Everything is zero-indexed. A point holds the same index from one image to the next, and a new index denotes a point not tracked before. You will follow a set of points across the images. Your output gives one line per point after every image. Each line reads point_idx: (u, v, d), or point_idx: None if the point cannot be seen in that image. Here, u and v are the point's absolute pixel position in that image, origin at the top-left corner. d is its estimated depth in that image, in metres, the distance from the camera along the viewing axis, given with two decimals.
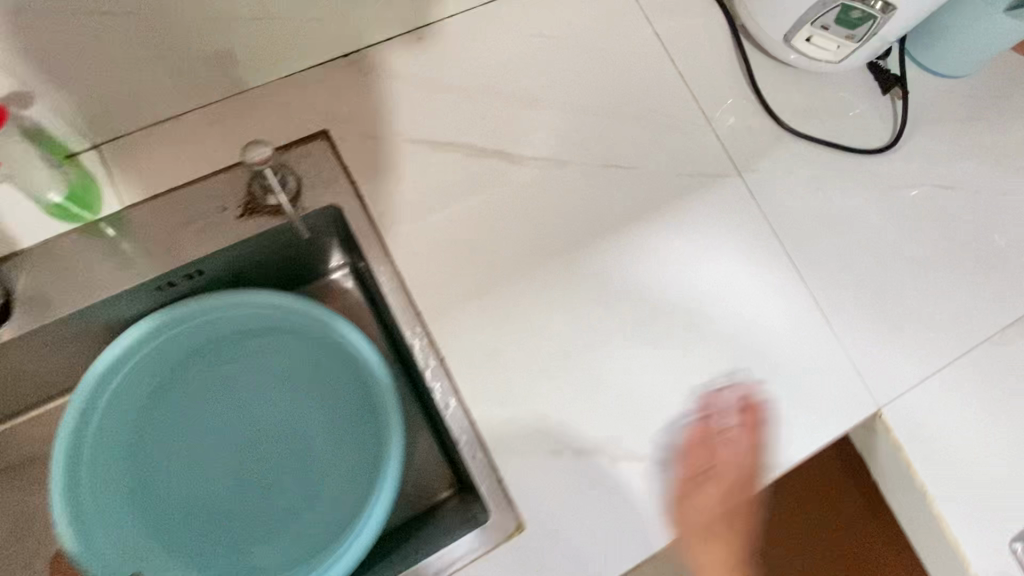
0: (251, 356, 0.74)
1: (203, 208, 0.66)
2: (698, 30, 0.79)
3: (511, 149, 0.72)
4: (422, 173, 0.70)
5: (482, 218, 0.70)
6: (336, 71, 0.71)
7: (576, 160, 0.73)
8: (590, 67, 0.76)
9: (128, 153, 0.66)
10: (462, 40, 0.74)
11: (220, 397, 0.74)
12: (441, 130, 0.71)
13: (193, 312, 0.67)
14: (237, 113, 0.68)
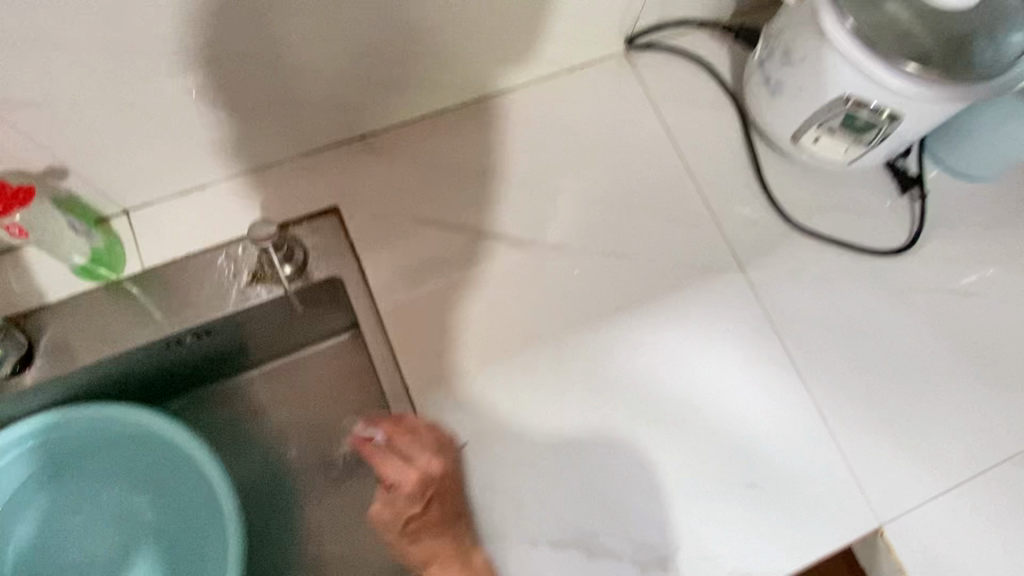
0: (123, 454, 0.78)
1: (215, 272, 0.70)
2: (707, 124, 0.80)
3: (510, 233, 0.75)
4: (422, 252, 0.73)
5: (476, 296, 0.72)
6: (352, 152, 0.76)
7: (574, 246, 0.75)
8: (595, 157, 0.78)
9: (152, 218, 0.71)
10: (473, 128, 0.79)
11: (86, 487, 0.79)
12: (444, 211, 0.75)
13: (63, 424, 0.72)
14: (256, 187, 0.74)
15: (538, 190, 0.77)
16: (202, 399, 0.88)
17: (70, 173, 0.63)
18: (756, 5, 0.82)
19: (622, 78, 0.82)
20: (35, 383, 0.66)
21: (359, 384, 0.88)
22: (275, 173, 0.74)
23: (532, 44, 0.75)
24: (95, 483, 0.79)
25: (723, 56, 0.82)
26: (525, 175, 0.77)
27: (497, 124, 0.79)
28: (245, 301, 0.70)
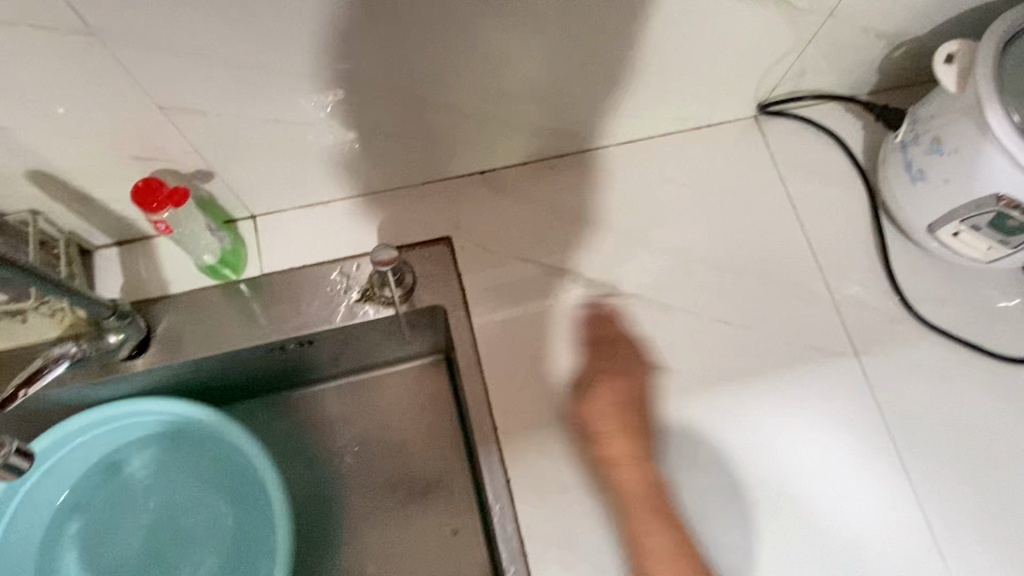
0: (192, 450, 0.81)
1: (327, 286, 0.72)
2: (833, 200, 0.78)
3: (618, 286, 0.74)
4: (527, 293, 0.73)
5: (576, 345, 0.71)
6: (470, 185, 0.77)
7: (682, 308, 0.73)
8: (712, 221, 0.77)
9: (277, 226, 0.74)
10: (591, 176, 0.78)
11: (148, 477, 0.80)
12: (554, 256, 0.75)
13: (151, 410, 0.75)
14: (376, 208, 0.75)
15: (651, 246, 0.75)
16: (284, 402, 0.90)
17: (215, 180, 0.65)
18: (899, 85, 0.79)
19: (749, 143, 0.80)
20: (145, 370, 0.69)
21: (436, 410, 0.89)
22: (395, 197, 0.76)
23: (666, 100, 0.74)
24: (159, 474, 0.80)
25: (857, 133, 0.80)
26: (638, 229, 0.76)
27: (616, 175, 0.79)
28: (352, 317, 0.71)
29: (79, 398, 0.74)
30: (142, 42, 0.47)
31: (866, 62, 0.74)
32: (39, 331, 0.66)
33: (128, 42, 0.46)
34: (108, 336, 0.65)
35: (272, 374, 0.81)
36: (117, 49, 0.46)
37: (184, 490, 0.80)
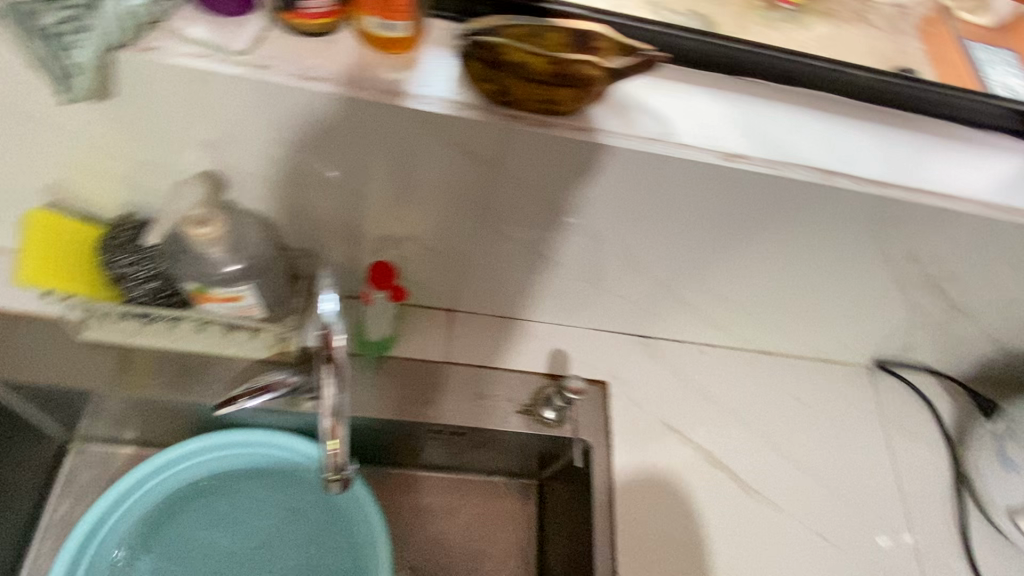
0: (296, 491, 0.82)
1: (497, 391, 0.80)
2: (923, 458, 0.89)
3: (742, 475, 0.82)
4: (663, 452, 0.81)
5: (695, 514, 0.78)
6: (630, 343, 0.87)
7: (787, 513, 0.81)
8: (826, 440, 0.87)
9: (465, 325, 0.84)
10: (731, 367, 0.89)
11: (249, 493, 0.82)
12: (688, 426, 0.84)
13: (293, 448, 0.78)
14: (550, 336, 0.86)
15: (772, 449, 0.85)
16: (375, 477, 0.90)
17: (452, 275, 0.75)
18: (994, 379, 0.93)
19: (860, 384, 0.92)
20: (314, 412, 0.75)
21: (512, 528, 0.91)
22: (567, 332, 0.86)
23: (810, 329, 0.87)
24: (258, 495, 0.82)
25: (949, 407, 0.93)
26: (762, 428, 0.86)
27: (750, 374, 0.89)
28: (512, 426, 0.79)
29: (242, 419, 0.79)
30: (515, 177, 0.58)
31: (976, 354, 0.89)
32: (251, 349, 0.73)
33: (502, 179, 0.59)
34: (317, 373, 0.72)
35: (401, 448, 0.85)
36: (494, 179, 0.59)
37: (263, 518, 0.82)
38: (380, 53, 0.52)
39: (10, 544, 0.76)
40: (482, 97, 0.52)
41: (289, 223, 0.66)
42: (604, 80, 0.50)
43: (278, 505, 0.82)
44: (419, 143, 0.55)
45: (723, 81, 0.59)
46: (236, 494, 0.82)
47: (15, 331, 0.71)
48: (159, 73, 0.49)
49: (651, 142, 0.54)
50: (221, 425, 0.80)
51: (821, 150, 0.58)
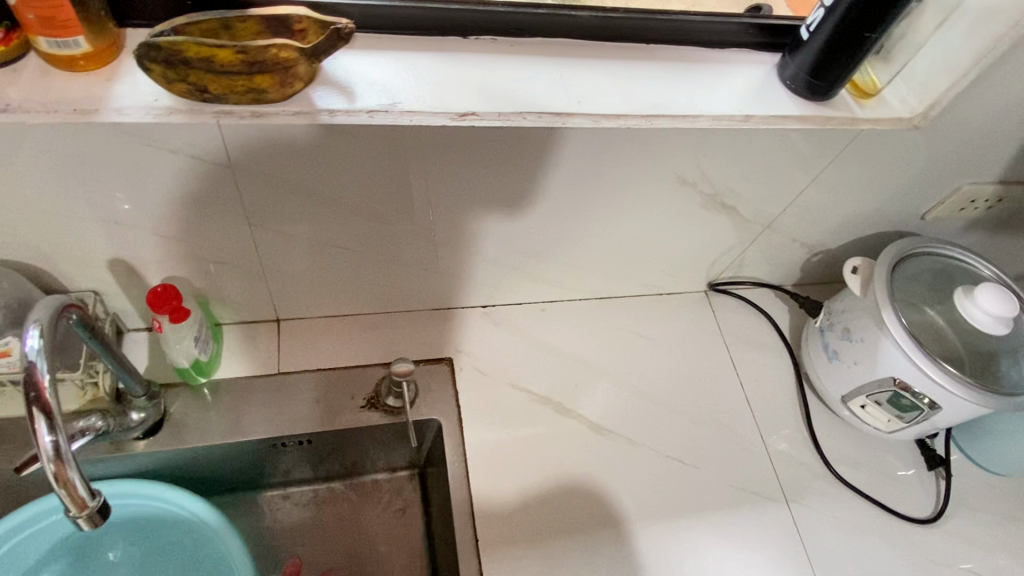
0: (155, 534, 0.78)
1: (336, 391, 0.79)
2: (768, 366, 0.93)
3: (595, 419, 0.84)
4: (515, 414, 0.82)
5: (552, 467, 0.80)
6: (470, 316, 0.89)
7: (643, 445, 0.83)
8: (674, 369, 0.90)
9: (298, 332, 0.83)
10: (574, 319, 0.91)
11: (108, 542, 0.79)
12: (537, 384, 0.85)
13: (138, 494, 0.74)
14: (388, 325, 0.86)
15: (622, 388, 0.87)
16: (247, 502, 0.88)
17: (259, 283, 0.74)
18: (818, 280, 0.99)
19: (700, 310, 0.96)
20: (147, 452, 0.73)
21: (399, 521, 0.89)
22: (404, 317, 0.87)
23: (639, 268, 0.90)
24: (116, 542, 0.79)
25: (785, 315, 0.98)
26: (610, 371, 0.88)
27: (594, 322, 0.92)
28: (357, 421, 0.78)
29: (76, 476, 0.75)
30: (262, 172, 0.58)
31: (794, 260, 0.94)
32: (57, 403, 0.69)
33: (251, 179, 0.58)
34: (131, 414, 0.70)
35: (262, 468, 0.84)
36: (243, 178, 0.58)
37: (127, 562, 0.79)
38: (74, 74, 0.51)
39: None
40: (185, 99, 0.51)
41: (57, 263, 0.64)
42: (304, 60, 0.51)
43: (133, 549, 0.79)
44: (145, 155, 0.54)
45: (453, 44, 0.60)
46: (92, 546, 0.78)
47: None
48: None
49: (378, 115, 0.55)
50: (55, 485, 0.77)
51: (556, 94, 0.60)
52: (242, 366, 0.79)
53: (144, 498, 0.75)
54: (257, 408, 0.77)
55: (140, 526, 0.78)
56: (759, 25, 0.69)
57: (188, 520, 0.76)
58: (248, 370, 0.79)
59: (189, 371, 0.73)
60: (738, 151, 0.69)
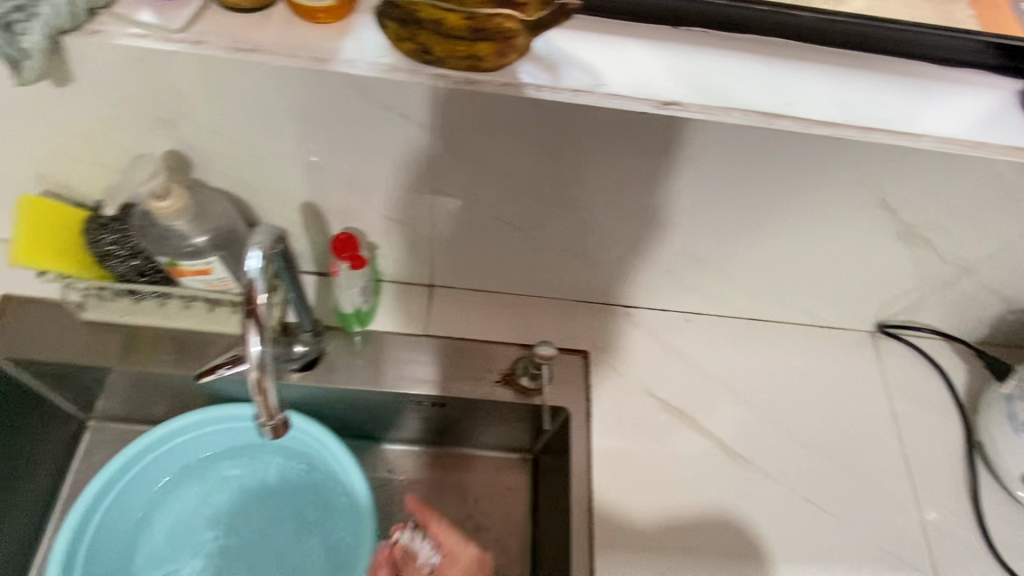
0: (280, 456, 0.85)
1: (474, 362, 0.81)
2: (932, 425, 0.84)
3: (729, 443, 0.80)
4: (646, 420, 0.80)
5: (677, 481, 0.77)
6: (613, 313, 0.87)
7: (778, 481, 0.78)
8: (822, 407, 0.84)
9: (445, 299, 0.85)
10: (721, 336, 0.87)
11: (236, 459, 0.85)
12: (672, 394, 0.82)
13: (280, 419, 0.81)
14: (531, 308, 0.86)
15: (763, 417, 0.82)
16: (369, 451, 0.93)
17: (422, 246, 0.77)
18: (1008, 341, 0.88)
19: (860, 350, 0.88)
20: (301, 385, 0.78)
21: (506, 501, 0.90)
22: (548, 303, 0.86)
23: (802, 293, 0.84)
24: (241, 459, 0.85)
25: (961, 373, 0.87)
26: (752, 395, 0.83)
27: (742, 342, 0.87)
28: (490, 395, 0.79)
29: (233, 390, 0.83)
30: (455, 137, 0.59)
31: (987, 313, 0.84)
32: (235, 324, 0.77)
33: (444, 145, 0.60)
34: (296, 345, 0.76)
35: (392, 421, 0.87)
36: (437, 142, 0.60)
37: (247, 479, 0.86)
38: (315, 25, 0.55)
39: (33, 511, 0.83)
40: (408, 59, 0.53)
41: (256, 199, 0.69)
42: (524, 32, 0.51)
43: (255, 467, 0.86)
44: (358, 109, 0.57)
45: (662, 33, 0.59)
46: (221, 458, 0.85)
47: (28, 315, 0.77)
48: (107, 53, 0.53)
49: (582, 94, 0.54)
50: (216, 399, 0.85)
51: (763, 95, 0.57)
52: (390, 322, 0.83)
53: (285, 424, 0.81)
54: (400, 364, 0.80)
55: (280, 451, 0.84)
56: (1005, 46, 0.61)
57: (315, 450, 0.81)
58: (397, 327, 0.82)
59: (349, 317, 0.78)
60: (954, 182, 0.62)
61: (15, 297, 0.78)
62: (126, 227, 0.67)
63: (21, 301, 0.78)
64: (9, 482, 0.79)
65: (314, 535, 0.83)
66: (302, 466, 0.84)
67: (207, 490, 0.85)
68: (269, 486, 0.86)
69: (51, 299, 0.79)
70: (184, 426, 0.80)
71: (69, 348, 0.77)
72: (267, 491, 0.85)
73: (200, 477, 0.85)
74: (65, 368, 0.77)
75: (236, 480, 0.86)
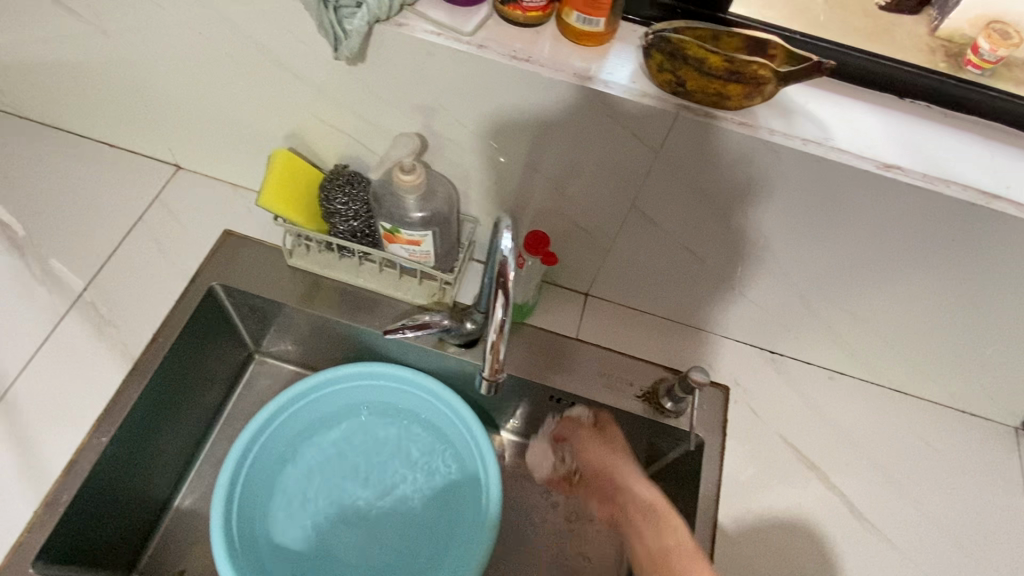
0: (413, 424, 0.91)
1: (619, 374, 0.85)
2: None
3: (857, 505, 0.80)
4: (777, 464, 0.82)
5: (802, 530, 0.78)
6: (756, 356, 0.89)
7: (903, 552, 0.78)
8: (958, 492, 0.83)
9: (598, 310, 0.90)
10: (859, 399, 0.88)
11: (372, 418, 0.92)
12: (806, 445, 0.84)
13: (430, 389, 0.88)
14: (678, 335, 0.89)
15: (895, 487, 0.82)
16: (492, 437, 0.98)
17: (597, 257, 0.82)
18: None
19: (1003, 444, 0.87)
20: (458, 358, 0.86)
21: None
22: (695, 334, 0.90)
23: (955, 375, 0.84)
24: (377, 419, 0.92)
25: None
26: (885, 464, 0.84)
27: (881, 411, 0.88)
28: (630, 408, 0.83)
29: (390, 354, 0.91)
30: (674, 164, 0.65)
31: None
32: (414, 294, 0.85)
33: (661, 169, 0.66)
34: (466, 322, 0.81)
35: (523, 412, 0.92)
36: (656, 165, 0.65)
37: (376, 439, 0.92)
38: (575, 45, 0.62)
39: (199, 425, 0.92)
40: (657, 87, 0.59)
41: (469, 187, 0.77)
42: (774, 81, 0.56)
43: (386, 430, 0.92)
44: (598, 125, 0.63)
45: (887, 101, 0.63)
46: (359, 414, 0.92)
47: (242, 251, 0.87)
48: (402, 43, 0.61)
49: (810, 144, 0.59)
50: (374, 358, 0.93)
51: (982, 174, 0.60)
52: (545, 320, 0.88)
53: (432, 395, 0.88)
54: (551, 361, 0.85)
55: (420, 418, 0.91)
56: None
57: (454, 425, 0.88)
58: (552, 326, 0.88)
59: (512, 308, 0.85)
60: None
61: (235, 234, 0.88)
62: (352, 186, 0.77)
63: (238, 237, 0.88)
64: (193, 395, 0.88)
65: (431, 502, 0.89)
66: (431, 437, 0.90)
67: (340, 440, 0.91)
68: (395, 449, 0.91)
69: (263, 241, 0.89)
70: (343, 377, 0.88)
71: (269, 286, 0.86)
72: (392, 454, 0.91)
73: (336, 428, 0.91)
74: (265, 303, 0.86)
75: (368, 437, 0.92)
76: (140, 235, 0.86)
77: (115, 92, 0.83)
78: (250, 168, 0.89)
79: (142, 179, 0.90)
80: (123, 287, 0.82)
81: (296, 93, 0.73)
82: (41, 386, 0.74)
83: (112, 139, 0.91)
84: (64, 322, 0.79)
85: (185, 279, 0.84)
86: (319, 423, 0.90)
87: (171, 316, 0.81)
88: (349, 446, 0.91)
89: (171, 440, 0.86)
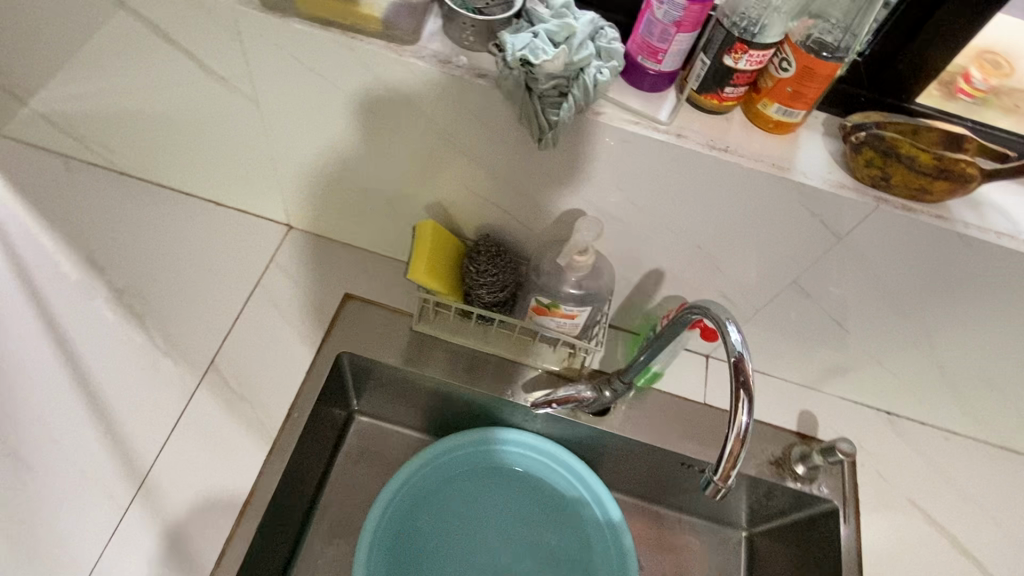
0: (531, 492, 0.89)
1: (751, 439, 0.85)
2: None
3: (992, 569, 0.82)
4: (911, 529, 0.83)
5: None
6: (876, 417, 0.91)
7: None
8: None
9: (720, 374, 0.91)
10: (977, 460, 0.90)
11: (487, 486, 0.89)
12: (935, 508, 0.85)
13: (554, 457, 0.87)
14: (800, 398, 0.90)
15: None
16: None
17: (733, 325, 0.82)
18: None
19: None
20: (589, 426, 0.85)
21: None
22: (815, 396, 0.91)
23: None
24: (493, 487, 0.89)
25: None
26: (1011, 526, 0.85)
27: (998, 471, 0.89)
28: (758, 472, 0.83)
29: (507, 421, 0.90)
30: (854, 248, 0.65)
31: None
32: (545, 360, 0.84)
33: (838, 252, 0.66)
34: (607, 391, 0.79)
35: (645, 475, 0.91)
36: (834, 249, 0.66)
37: (493, 508, 0.89)
38: (767, 133, 0.62)
39: (309, 496, 0.84)
40: (856, 179, 0.60)
41: (619, 259, 0.77)
42: (979, 179, 0.58)
43: (502, 499, 0.89)
44: (786, 211, 0.63)
45: None
46: (476, 483, 0.89)
47: (365, 315, 0.84)
48: (599, 131, 0.60)
49: (1005, 237, 0.61)
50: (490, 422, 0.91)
51: None
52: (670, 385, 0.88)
53: (555, 463, 0.87)
54: (683, 427, 0.85)
55: (541, 484, 0.89)
56: None
57: (579, 493, 0.86)
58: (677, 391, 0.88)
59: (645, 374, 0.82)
60: None
61: (354, 297, 0.85)
62: (498, 256, 0.75)
63: (357, 301, 0.85)
64: (311, 465, 0.82)
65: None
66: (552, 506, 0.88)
67: (457, 509, 0.88)
68: (512, 519, 0.88)
69: (384, 305, 0.86)
70: (467, 444, 0.86)
71: (397, 352, 0.83)
72: (509, 524, 0.88)
73: (452, 497, 0.88)
74: (390, 370, 0.83)
75: (484, 507, 0.89)
76: (260, 300, 0.83)
77: (243, 156, 0.80)
78: (372, 231, 0.87)
79: (257, 241, 0.88)
80: (252, 357, 0.79)
81: (454, 167, 0.71)
82: (181, 469, 0.71)
83: (227, 199, 0.89)
84: (197, 397, 0.75)
85: (313, 347, 0.81)
86: (437, 491, 0.87)
87: (303, 386, 0.78)
88: (466, 515, 0.88)
89: (292, 514, 0.79)
